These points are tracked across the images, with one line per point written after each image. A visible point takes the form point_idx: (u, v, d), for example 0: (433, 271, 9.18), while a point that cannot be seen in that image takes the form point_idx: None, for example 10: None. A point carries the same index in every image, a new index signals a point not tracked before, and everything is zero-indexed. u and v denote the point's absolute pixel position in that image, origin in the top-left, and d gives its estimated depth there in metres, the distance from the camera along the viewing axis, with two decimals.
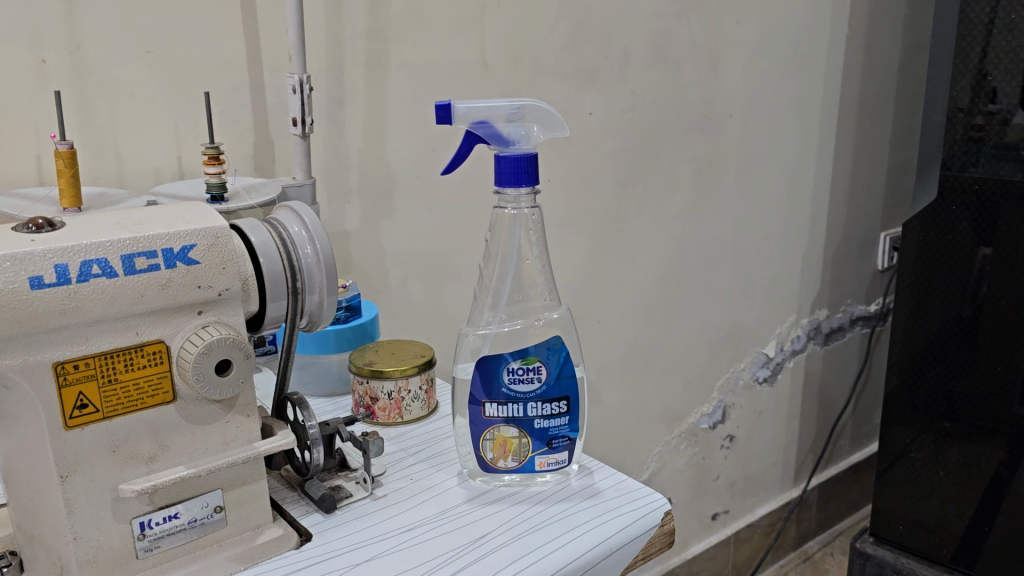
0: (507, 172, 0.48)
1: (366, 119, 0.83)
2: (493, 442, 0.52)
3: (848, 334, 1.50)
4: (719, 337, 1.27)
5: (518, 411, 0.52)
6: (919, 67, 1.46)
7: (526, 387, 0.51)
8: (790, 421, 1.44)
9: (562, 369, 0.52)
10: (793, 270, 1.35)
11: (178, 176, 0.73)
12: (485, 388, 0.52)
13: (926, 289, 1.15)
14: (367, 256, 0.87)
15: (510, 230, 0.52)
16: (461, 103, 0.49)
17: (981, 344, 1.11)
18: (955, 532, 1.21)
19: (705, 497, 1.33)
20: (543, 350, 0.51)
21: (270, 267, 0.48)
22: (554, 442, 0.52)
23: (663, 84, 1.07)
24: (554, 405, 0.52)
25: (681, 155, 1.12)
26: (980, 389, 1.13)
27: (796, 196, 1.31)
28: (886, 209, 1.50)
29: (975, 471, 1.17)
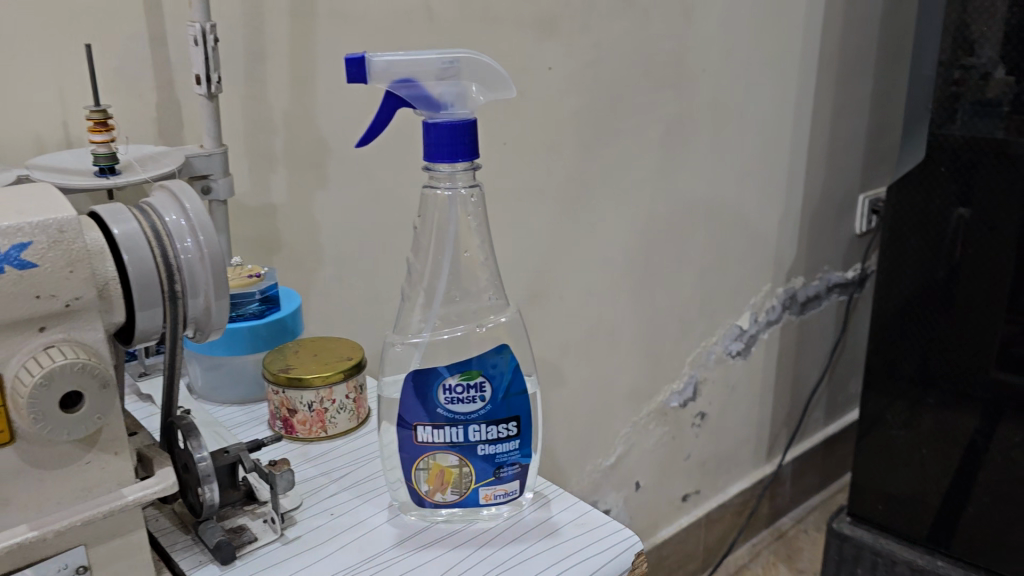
0: (440, 146, 0.38)
1: (292, 76, 0.72)
2: (428, 472, 0.43)
3: (824, 303, 1.42)
4: (690, 310, 1.19)
5: (458, 436, 0.43)
6: (902, 19, 1.37)
7: (468, 407, 0.42)
8: (763, 395, 1.36)
9: (513, 384, 0.43)
10: (769, 236, 1.27)
11: (64, 145, 0.62)
12: (416, 410, 0.42)
13: (901, 255, 1.07)
14: (298, 233, 0.76)
15: (446, 215, 0.42)
16: (378, 56, 0.38)
17: (957, 308, 1.04)
18: (932, 506, 1.15)
19: (675, 478, 1.26)
20: (488, 360, 0.42)
21: (137, 265, 0.38)
22: (503, 471, 0.43)
23: (631, 35, 0.97)
24: (501, 428, 0.43)
25: (651, 114, 1.03)
26: (958, 358, 1.06)
27: (771, 158, 1.22)
28: (865, 169, 1.41)
29: (949, 442, 1.11)
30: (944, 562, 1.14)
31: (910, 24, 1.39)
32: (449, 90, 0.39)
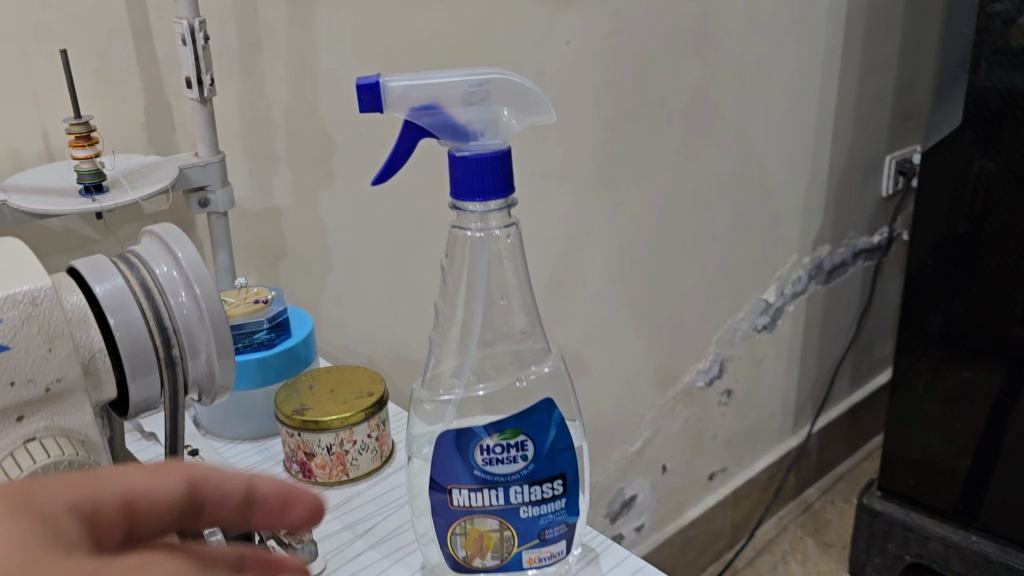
0: (466, 183, 0.36)
1: (291, 66, 0.66)
2: (465, 537, 0.39)
3: (851, 270, 1.37)
4: (715, 286, 1.14)
5: (498, 499, 0.38)
6: None
7: (509, 464, 0.38)
8: (790, 367, 1.32)
9: (557, 437, 0.39)
10: (795, 204, 1.21)
11: (46, 159, 0.57)
12: (449, 472, 0.38)
13: (925, 212, 1.06)
14: (304, 234, 0.71)
15: (476, 258, 0.39)
16: (400, 82, 0.38)
17: (981, 266, 1.02)
18: (957, 474, 1.14)
19: (702, 458, 1.22)
20: (530, 411, 0.38)
21: (126, 327, 0.33)
22: (548, 534, 0.39)
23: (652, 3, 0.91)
24: (545, 487, 0.38)
25: (673, 84, 0.97)
26: (982, 316, 1.05)
27: (797, 123, 1.16)
28: (892, 129, 1.35)
29: (973, 400, 1.10)
30: (978, 537, 1.13)
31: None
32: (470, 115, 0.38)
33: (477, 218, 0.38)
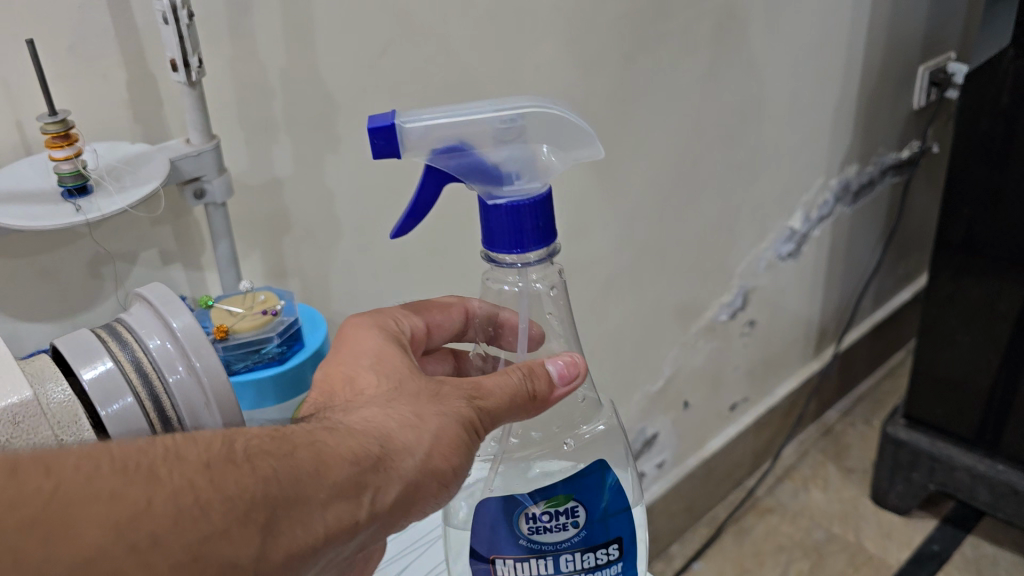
0: (503, 229, 0.42)
1: (284, 24, 0.60)
2: None
3: (877, 188, 1.33)
4: (739, 218, 1.09)
5: (548, 565, 0.45)
6: None
7: (556, 536, 0.45)
8: (812, 291, 1.29)
9: (601, 507, 0.45)
10: (824, 124, 1.15)
11: (22, 151, 0.51)
12: (497, 544, 0.45)
13: (972, 119, 0.99)
14: (310, 205, 0.66)
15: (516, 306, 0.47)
16: (429, 124, 0.42)
17: (1011, 168, 0.99)
18: (981, 391, 1.13)
19: (725, 388, 1.20)
20: (573, 484, 0.45)
21: (121, 411, 0.39)
22: None
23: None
24: (596, 552, 0.46)
25: (698, 7, 0.89)
26: (1005, 222, 1.01)
27: (828, 37, 1.08)
28: (926, 35, 1.27)
29: (997, 319, 1.07)
30: (1004, 466, 1.13)
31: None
32: (499, 154, 0.43)
33: (516, 272, 0.46)
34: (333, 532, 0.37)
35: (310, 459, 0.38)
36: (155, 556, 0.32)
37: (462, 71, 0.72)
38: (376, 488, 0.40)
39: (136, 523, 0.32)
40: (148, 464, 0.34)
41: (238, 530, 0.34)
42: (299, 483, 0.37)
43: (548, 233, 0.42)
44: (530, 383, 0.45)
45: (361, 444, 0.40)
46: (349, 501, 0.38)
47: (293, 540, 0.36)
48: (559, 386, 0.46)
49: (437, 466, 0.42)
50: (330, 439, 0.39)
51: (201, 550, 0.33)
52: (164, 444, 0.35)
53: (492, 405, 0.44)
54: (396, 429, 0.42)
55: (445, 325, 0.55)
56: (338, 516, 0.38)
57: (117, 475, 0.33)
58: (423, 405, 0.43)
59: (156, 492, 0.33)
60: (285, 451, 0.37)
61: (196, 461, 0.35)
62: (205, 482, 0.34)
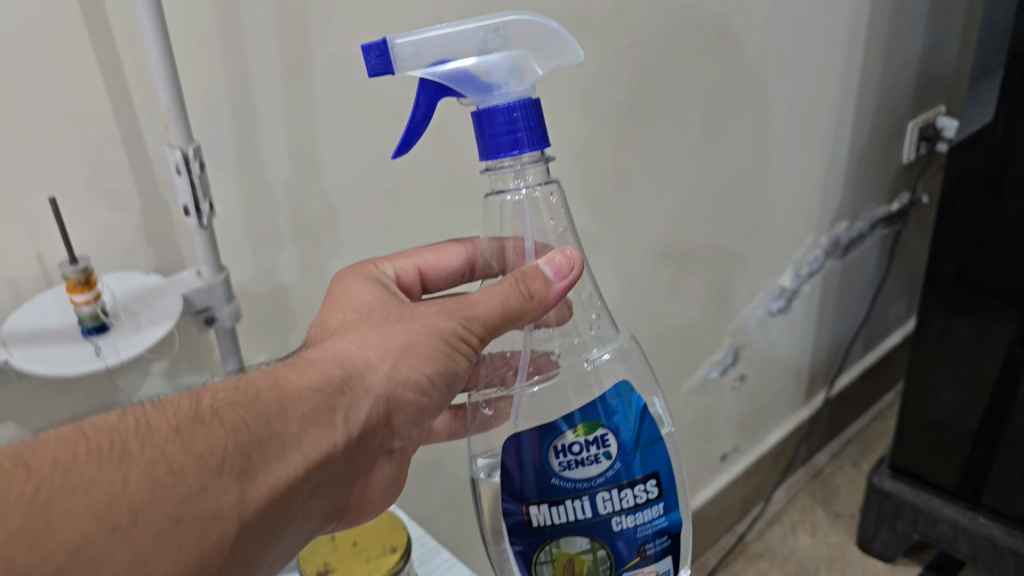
0: (500, 132, 0.46)
1: (291, 146, 0.62)
2: (555, 560, 0.51)
3: (867, 240, 1.36)
4: (732, 279, 1.12)
5: (586, 502, 0.50)
6: None
7: (589, 469, 0.50)
8: (802, 344, 1.32)
9: (629, 439, 0.50)
10: (815, 185, 1.18)
11: (43, 281, 0.54)
12: (535, 484, 0.50)
13: (959, 178, 1.03)
14: (313, 306, 0.70)
15: (518, 212, 0.53)
16: (419, 43, 0.46)
17: (1005, 198, 0.99)
18: (968, 435, 1.16)
19: (716, 440, 1.23)
20: (602, 413, 0.49)
21: None
22: (643, 537, 0.51)
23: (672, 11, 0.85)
24: (627, 486, 0.50)
25: (690, 88, 0.92)
26: (995, 258, 1.03)
27: (818, 103, 1.11)
28: (917, 93, 1.30)
29: (980, 379, 1.12)
30: (986, 520, 1.16)
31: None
32: (485, 61, 0.46)
33: (515, 178, 0.52)
34: (312, 457, 0.43)
35: (275, 399, 0.43)
36: (138, 527, 0.36)
37: (461, 170, 0.75)
38: (347, 407, 0.46)
39: (120, 499, 0.36)
40: (119, 443, 0.38)
41: (218, 480, 0.39)
42: (270, 420, 0.42)
43: (542, 136, 0.47)
44: (522, 287, 0.51)
45: (325, 373, 0.46)
46: (322, 426, 0.44)
47: (274, 475, 0.41)
48: (557, 279, 0.51)
49: (405, 375, 0.49)
50: (291, 375, 0.45)
51: (186, 509, 0.37)
52: (132, 420, 0.40)
53: (464, 320, 0.50)
54: (358, 354, 0.48)
55: (437, 267, 0.65)
56: (315, 440, 0.44)
57: (93, 461, 0.37)
58: (383, 336, 0.49)
59: (132, 467, 0.37)
60: (250, 397, 0.43)
61: (165, 429, 0.39)
62: (177, 446, 0.39)
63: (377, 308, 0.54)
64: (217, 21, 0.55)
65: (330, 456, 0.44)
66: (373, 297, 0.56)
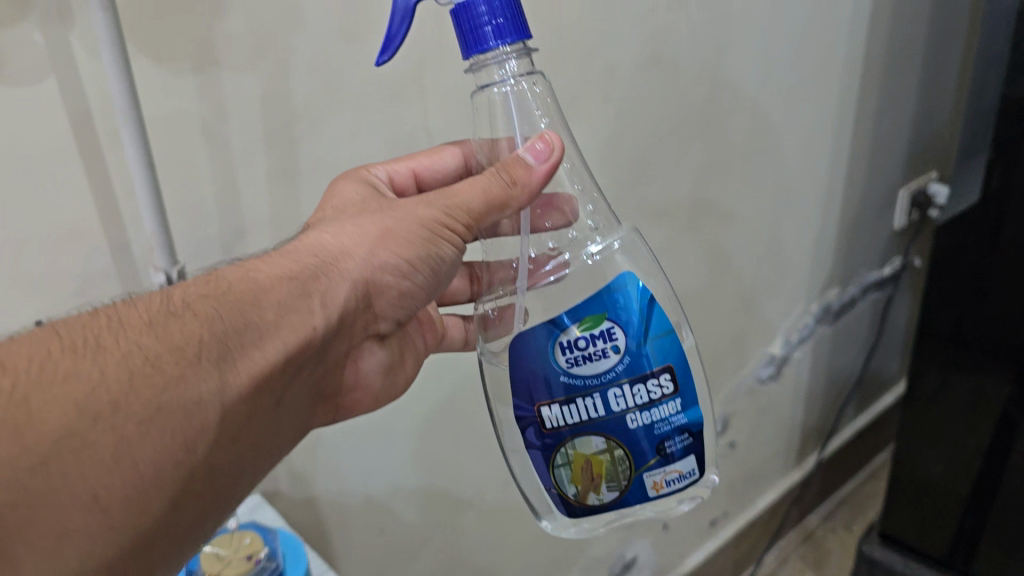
0: (478, 28, 0.46)
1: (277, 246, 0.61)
2: (574, 468, 0.52)
3: (859, 305, 1.37)
4: (720, 350, 1.13)
5: (601, 398, 0.51)
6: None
7: (598, 364, 0.50)
8: (793, 409, 1.33)
9: (637, 334, 0.50)
10: (804, 253, 1.19)
11: None
12: (545, 383, 0.51)
13: (950, 261, 1.02)
14: None
15: (503, 106, 0.52)
16: None
17: (1003, 246, 0.95)
18: (961, 498, 1.15)
19: (705, 506, 1.23)
20: (608, 307, 0.50)
21: None
22: (660, 435, 0.52)
23: (657, 99, 0.85)
24: (640, 379, 0.51)
25: (677, 171, 0.93)
26: (993, 311, 1.00)
27: (809, 177, 1.11)
28: (908, 163, 1.32)
29: (966, 452, 1.11)
30: None
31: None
32: None
33: (499, 71, 0.50)
34: (290, 341, 0.45)
35: (248, 288, 0.45)
36: (120, 417, 0.38)
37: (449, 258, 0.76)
38: (324, 292, 0.48)
39: (96, 394, 0.37)
40: (93, 338, 0.39)
41: (198, 367, 0.41)
42: (245, 310, 0.44)
43: (522, 28, 0.47)
44: (504, 174, 0.51)
45: (300, 261, 0.47)
46: (299, 313, 0.46)
47: (253, 360, 0.43)
48: (538, 164, 0.50)
49: (383, 260, 0.50)
50: (263, 266, 0.46)
51: (166, 398, 0.39)
52: (104, 317, 0.40)
53: (447, 208, 0.51)
54: (333, 242, 0.50)
55: (433, 169, 0.64)
56: (293, 325, 0.46)
57: (67, 357, 0.38)
58: (359, 226, 0.50)
59: (107, 363, 0.38)
60: (223, 289, 0.44)
61: (137, 322, 0.41)
62: (150, 339, 0.40)
63: (364, 200, 0.55)
64: (207, 141, 0.54)
65: (310, 340, 0.47)
66: (356, 191, 0.57)
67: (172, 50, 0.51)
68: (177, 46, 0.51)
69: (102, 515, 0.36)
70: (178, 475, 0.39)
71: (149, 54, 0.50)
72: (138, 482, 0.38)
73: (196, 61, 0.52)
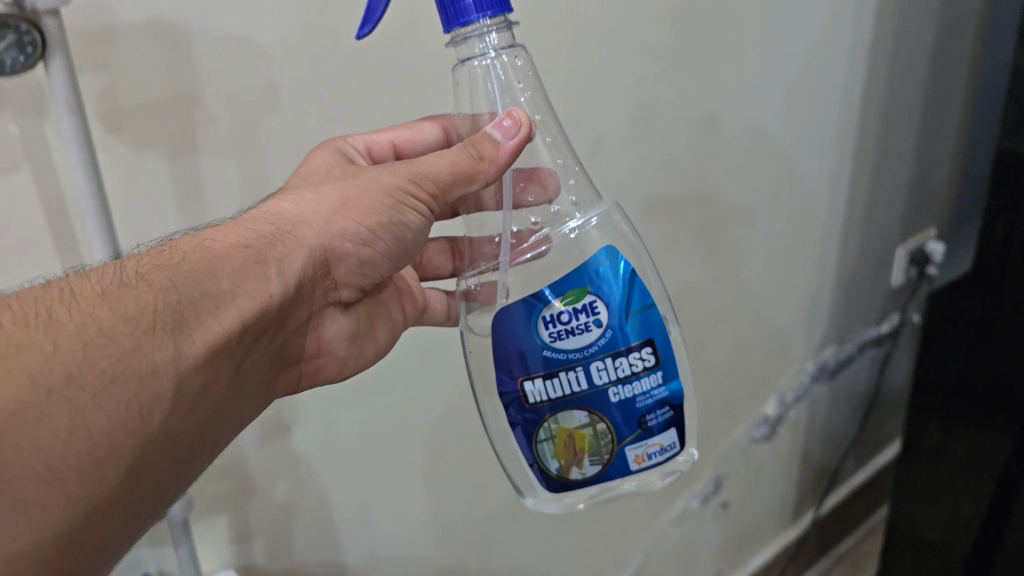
0: (463, 1, 0.47)
1: None
2: (555, 443, 0.53)
3: (856, 362, 1.36)
4: (713, 410, 1.11)
5: (582, 371, 0.52)
6: (953, 58, 1.21)
7: (581, 338, 0.51)
8: (789, 467, 1.31)
9: (619, 307, 0.51)
10: (800, 309, 1.18)
11: None
12: (527, 359, 0.52)
13: (951, 313, 1.01)
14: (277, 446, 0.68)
15: (485, 79, 0.52)
16: None
17: (1006, 297, 0.95)
18: (959, 558, 1.13)
19: (698, 565, 1.21)
20: (590, 281, 0.51)
21: None
22: (641, 408, 0.52)
23: (651, 160, 0.85)
24: (620, 352, 0.52)
25: (671, 228, 0.92)
26: (997, 364, 0.99)
27: (804, 233, 1.10)
28: (905, 221, 1.31)
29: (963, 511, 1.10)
30: None
31: (964, 61, 1.23)
32: None
33: (480, 43, 0.50)
34: (247, 307, 0.47)
35: (203, 258, 0.46)
36: (75, 389, 0.38)
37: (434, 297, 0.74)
38: (281, 260, 0.49)
39: (50, 363, 0.37)
40: (44, 311, 0.39)
41: (152, 337, 0.41)
42: (200, 279, 0.45)
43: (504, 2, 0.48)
44: (470, 148, 0.52)
45: (255, 232, 0.49)
46: (256, 281, 0.48)
47: (209, 329, 0.45)
48: (505, 140, 0.51)
49: (342, 228, 0.52)
50: (218, 236, 0.48)
51: (120, 369, 0.40)
52: (55, 289, 0.40)
53: (413, 179, 0.52)
54: (291, 211, 0.51)
55: (413, 141, 0.64)
56: (248, 294, 0.47)
57: (19, 330, 0.37)
58: (319, 198, 0.52)
59: (60, 334, 0.38)
60: (176, 260, 0.45)
61: (89, 294, 0.41)
62: (102, 310, 0.40)
63: (328, 166, 0.56)
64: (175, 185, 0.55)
65: (266, 306, 0.48)
66: (324, 157, 0.57)
67: (149, 135, 0.53)
68: (152, 130, 0.53)
69: (56, 487, 0.36)
70: (134, 445, 0.40)
71: (126, 139, 0.52)
72: (93, 449, 0.38)
73: (174, 143, 0.54)
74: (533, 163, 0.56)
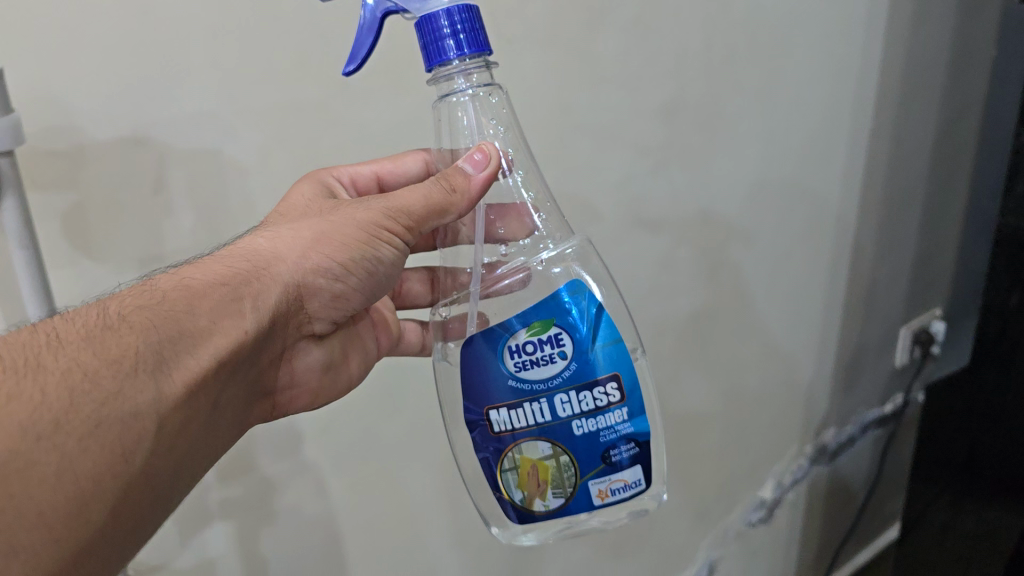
0: (444, 37, 0.47)
1: None
2: (520, 474, 0.53)
3: (858, 444, 1.35)
4: (707, 497, 1.10)
5: (546, 403, 0.51)
6: (956, 145, 1.22)
7: (546, 368, 0.51)
8: (787, 548, 1.30)
9: (585, 339, 0.51)
10: (798, 390, 1.17)
11: None
12: (492, 390, 0.52)
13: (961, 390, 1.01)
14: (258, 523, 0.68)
15: (461, 113, 0.53)
16: None
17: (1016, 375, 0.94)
18: None
19: None
20: (555, 311, 0.51)
21: None
22: (605, 442, 0.52)
23: (644, 250, 0.86)
24: (585, 386, 0.51)
25: (664, 310, 0.92)
26: (1007, 443, 0.98)
27: (802, 315, 1.10)
28: (908, 303, 1.32)
29: None
30: None
31: (963, 154, 1.25)
32: None
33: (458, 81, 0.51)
34: (224, 344, 0.47)
35: (181, 297, 0.45)
36: (62, 437, 0.37)
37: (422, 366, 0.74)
38: (257, 295, 0.49)
39: (40, 412, 0.37)
40: (32, 358, 0.39)
41: (134, 379, 0.41)
42: (179, 318, 0.45)
43: (484, 41, 0.48)
44: (444, 182, 0.53)
45: (232, 267, 0.48)
46: (232, 317, 0.47)
47: (188, 368, 0.44)
48: (478, 172, 0.53)
49: (316, 263, 0.51)
50: (196, 273, 0.47)
51: (105, 413, 0.39)
52: (42, 335, 0.40)
53: (391, 213, 0.52)
54: (267, 247, 0.51)
55: (396, 173, 0.63)
56: (226, 330, 0.47)
57: (8, 378, 0.37)
58: (295, 233, 0.51)
59: (49, 382, 0.38)
60: (157, 299, 0.45)
61: (74, 338, 0.41)
62: (87, 355, 0.40)
63: (308, 201, 0.56)
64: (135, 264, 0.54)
65: (242, 344, 0.48)
66: (304, 191, 0.57)
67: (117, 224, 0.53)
68: (116, 246, 0.53)
69: (45, 531, 0.37)
70: (118, 488, 0.40)
71: (89, 256, 0.53)
72: (81, 493, 0.38)
73: (139, 258, 0.54)
74: (506, 198, 0.56)
